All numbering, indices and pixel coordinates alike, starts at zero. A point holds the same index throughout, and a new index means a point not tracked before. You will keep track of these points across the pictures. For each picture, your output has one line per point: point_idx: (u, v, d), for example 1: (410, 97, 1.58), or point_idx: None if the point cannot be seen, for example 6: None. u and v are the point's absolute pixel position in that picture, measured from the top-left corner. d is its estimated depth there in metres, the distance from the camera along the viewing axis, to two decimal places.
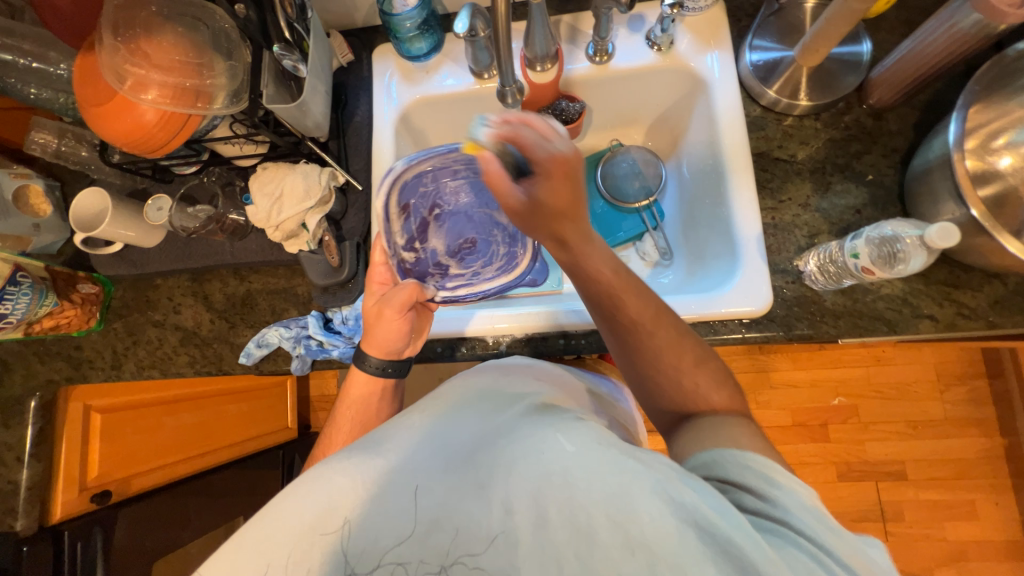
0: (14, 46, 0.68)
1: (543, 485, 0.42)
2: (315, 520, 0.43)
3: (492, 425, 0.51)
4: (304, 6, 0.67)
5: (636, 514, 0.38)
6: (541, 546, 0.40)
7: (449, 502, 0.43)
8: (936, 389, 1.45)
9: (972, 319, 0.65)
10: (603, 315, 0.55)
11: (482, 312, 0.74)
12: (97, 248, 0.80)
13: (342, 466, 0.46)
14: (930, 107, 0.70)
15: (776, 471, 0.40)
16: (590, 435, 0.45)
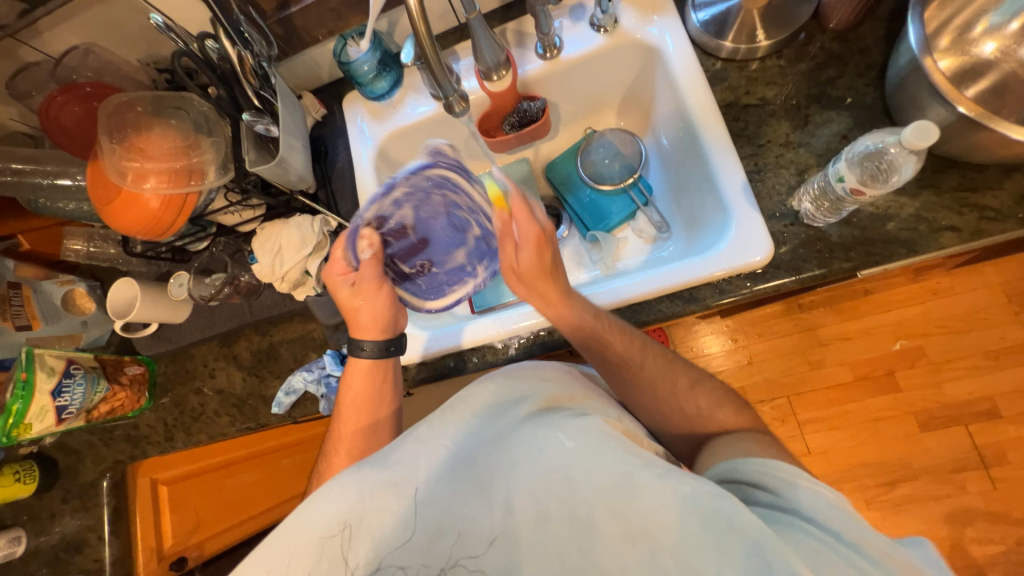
0: (38, 168, 0.77)
1: (547, 482, 0.44)
2: (325, 529, 0.44)
3: (492, 426, 0.51)
4: (269, 73, 0.71)
5: (638, 502, 0.41)
6: (543, 542, 0.42)
7: (451, 506, 0.44)
8: (1010, 311, 1.31)
9: (999, 220, 0.59)
10: (601, 343, 0.63)
11: (482, 320, 0.75)
12: (136, 330, 0.87)
13: (348, 479, 0.46)
14: (895, 17, 0.67)
15: (796, 477, 0.45)
16: (590, 431, 0.48)
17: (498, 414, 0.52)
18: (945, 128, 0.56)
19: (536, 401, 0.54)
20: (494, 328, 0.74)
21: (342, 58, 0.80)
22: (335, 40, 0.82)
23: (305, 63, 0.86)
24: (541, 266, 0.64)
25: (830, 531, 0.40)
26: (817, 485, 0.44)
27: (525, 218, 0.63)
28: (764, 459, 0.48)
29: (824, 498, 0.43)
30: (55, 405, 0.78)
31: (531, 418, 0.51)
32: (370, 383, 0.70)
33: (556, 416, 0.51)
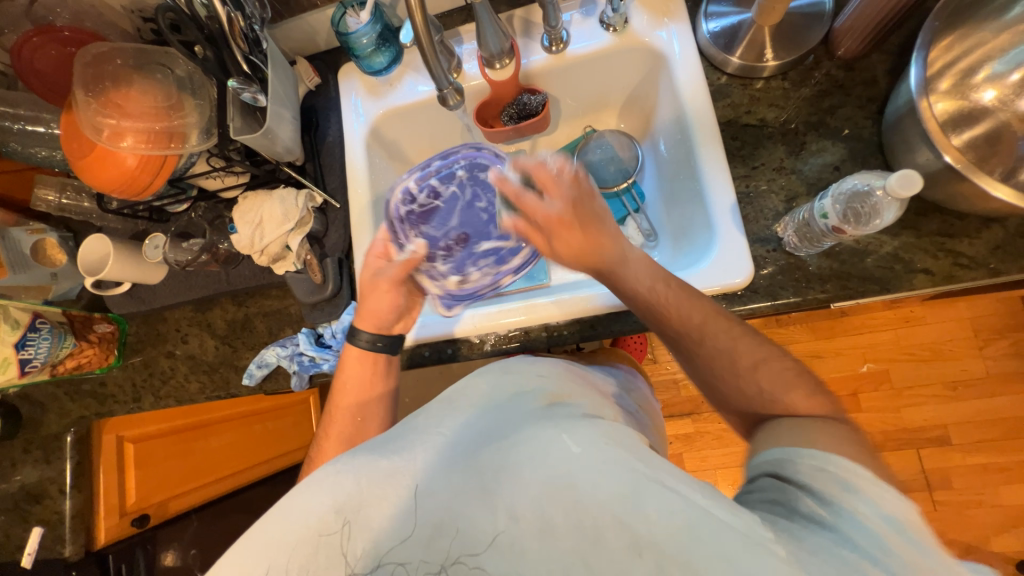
0: (10, 113, 0.74)
1: (551, 486, 0.43)
2: (320, 522, 0.45)
3: (495, 424, 0.52)
4: (260, 38, 0.68)
5: (643, 511, 0.40)
6: (545, 546, 0.41)
7: (449, 501, 0.45)
8: (975, 344, 1.36)
9: (971, 268, 0.61)
10: (656, 323, 0.61)
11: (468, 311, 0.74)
12: (108, 289, 0.85)
13: (346, 469, 0.48)
14: (903, 51, 0.67)
15: (855, 479, 0.41)
16: (594, 433, 0.47)
17: (503, 412, 0.53)
18: (933, 173, 0.56)
19: (541, 401, 0.54)
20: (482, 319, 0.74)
21: (340, 28, 0.76)
22: (334, 7, 0.78)
23: (301, 28, 0.82)
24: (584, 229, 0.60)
25: (876, 544, 0.38)
26: (882, 489, 0.41)
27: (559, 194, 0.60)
28: (825, 454, 0.44)
29: (884, 509, 0.39)
30: (18, 358, 0.78)
31: (536, 418, 0.51)
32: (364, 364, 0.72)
33: (563, 416, 0.50)
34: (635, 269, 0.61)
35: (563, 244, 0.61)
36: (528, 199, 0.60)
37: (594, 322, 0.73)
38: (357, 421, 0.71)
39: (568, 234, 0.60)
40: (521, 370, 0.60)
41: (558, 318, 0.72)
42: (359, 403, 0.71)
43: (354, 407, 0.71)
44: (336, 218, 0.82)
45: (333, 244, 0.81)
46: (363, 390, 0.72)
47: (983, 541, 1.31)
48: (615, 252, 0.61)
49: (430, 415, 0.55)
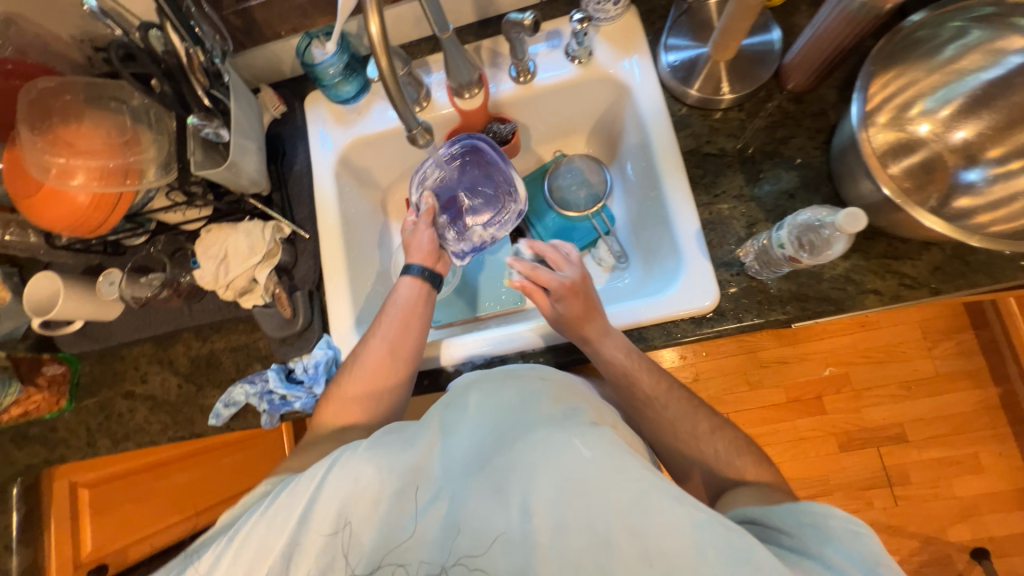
0: None
1: (560, 489, 0.45)
2: (321, 520, 0.49)
3: (507, 427, 0.52)
4: (221, 71, 0.67)
5: (652, 522, 0.42)
6: (559, 550, 0.44)
7: (459, 504, 0.48)
8: (924, 345, 1.44)
9: (915, 287, 0.65)
10: (622, 393, 0.67)
11: (466, 337, 0.75)
12: (58, 328, 0.80)
13: (358, 465, 0.51)
14: (846, 85, 0.72)
15: (832, 523, 0.45)
16: (602, 438, 0.47)
17: (516, 411, 0.53)
18: (874, 203, 0.60)
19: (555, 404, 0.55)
20: (477, 342, 0.74)
21: (306, 58, 0.76)
22: (299, 37, 0.78)
23: (265, 56, 0.81)
24: (582, 301, 0.67)
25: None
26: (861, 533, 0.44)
27: (549, 277, 0.68)
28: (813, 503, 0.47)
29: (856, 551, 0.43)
30: None
31: (547, 420, 0.50)
32: (418, 291, 0.74)
33: (569, 418, 0.51)
34: (612, 345, 0.66)
35: (566, 313, 0.67)
36: (543, 273, 0.69)
37: (569, 349, 0.74)
38: (403, 330, 0.71)
39: (576, 303, 0.67)
40: (522, 376, 0.58)
41: (535, 347, 0.73)
42: (408, 311, 0.72)
43: (406, 315, 0.72)
44: (305, 248, 0.80)
45: (302, 275, 0.79)
46: (412, 301, 0.73)
47: (941, 531, 1.38)
48: (595, 330, 0.66)
49: (445, 414, 0.56)
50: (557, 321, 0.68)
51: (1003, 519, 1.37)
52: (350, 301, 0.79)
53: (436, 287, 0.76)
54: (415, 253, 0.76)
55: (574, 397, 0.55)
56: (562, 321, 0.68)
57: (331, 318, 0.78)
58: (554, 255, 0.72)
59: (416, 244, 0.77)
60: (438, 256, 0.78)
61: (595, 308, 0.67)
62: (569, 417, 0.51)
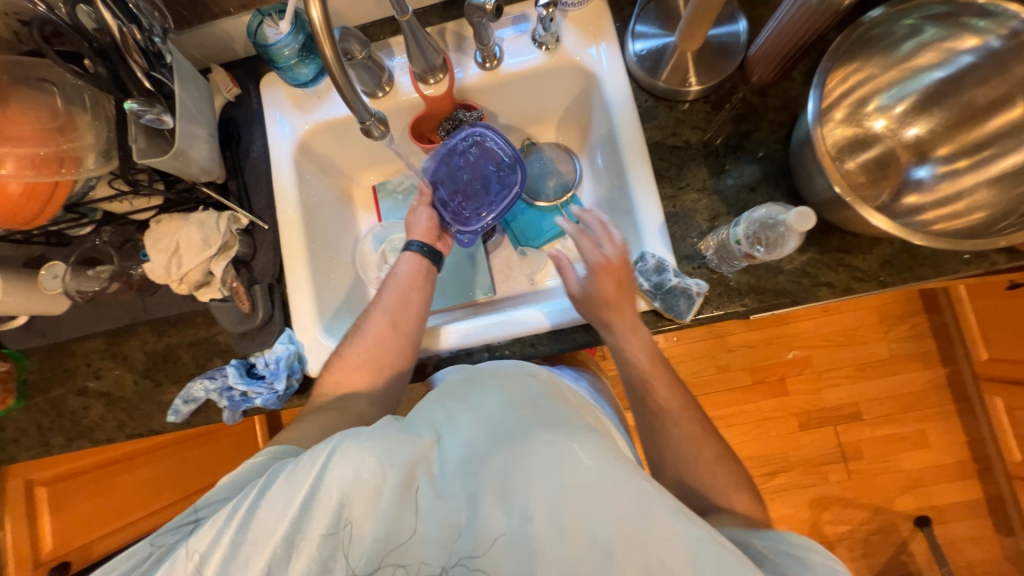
0: None
1: (561, 495, 0.45)
2: (325, 516, 0.49)
3: (511, 424, 0.52)
4: (162, 51, 0.63)
5: (654, 533, 0.42)
6: (553, 557, 0.43)
7: (462, 501, 0.48)
8: (881, 329, 1.51)
9: (866, 281, 0.67)
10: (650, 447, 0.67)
11: (459, 325, 0.74)
12: (0, 323, 0.78)
13: (359, 453, 0.50)
14: (808, 78, 0.72)
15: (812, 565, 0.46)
16: (603, 448, 0.48)
17: (521, 410, 0.53)
18: (827, 200, 0.61)
19: (562, 408, 0.55)
20: (466, 328, 0.74)
21: (258, 38, 0.71)
22: (250, 15, 0.73)
23: (214, 35, 0.76)
24: (619, 287, 0.65)
25: None
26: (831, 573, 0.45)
27: (591, 248, 0.67)
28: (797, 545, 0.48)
29: None
30: None
31: (548, 422, 0.51)
32: (415, 263, 0.74)
33: (571, 422, 0.52)
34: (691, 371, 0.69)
35: (601, 288, 0.65)
36: (587, 241, 0.68)
37: (534, 342, 0.74)
38: (403, 303, 0.71)
39: (614, 281, 0.65)
40: (522, 376, 0.60)
41: (502, 339, 0.73)
42: (406, 287, 0.73)
43: (405, 290, 0.73)
44: (264, 239, 0.78)
45: (262, 268, 0.77)
46: (412, 276, 0.74)
47: (889, 502, 1.47)
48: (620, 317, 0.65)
49: (452, 408, 0.57)
50: (584, 299, 0.67)
51: (944, 490, 1.47)
52: (313, 294, 0.77)
53: (436, 264, 0.76)
54: (418, 232, 0.77)
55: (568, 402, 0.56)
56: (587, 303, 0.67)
57: (293, 312, 0.77)
58: (600, 227, 0.69)
59: (415, 223, 0.78)
60: (438, 234, 0.79)
61: (630, 298, 0.66)
62: (574, 422, 0.51)
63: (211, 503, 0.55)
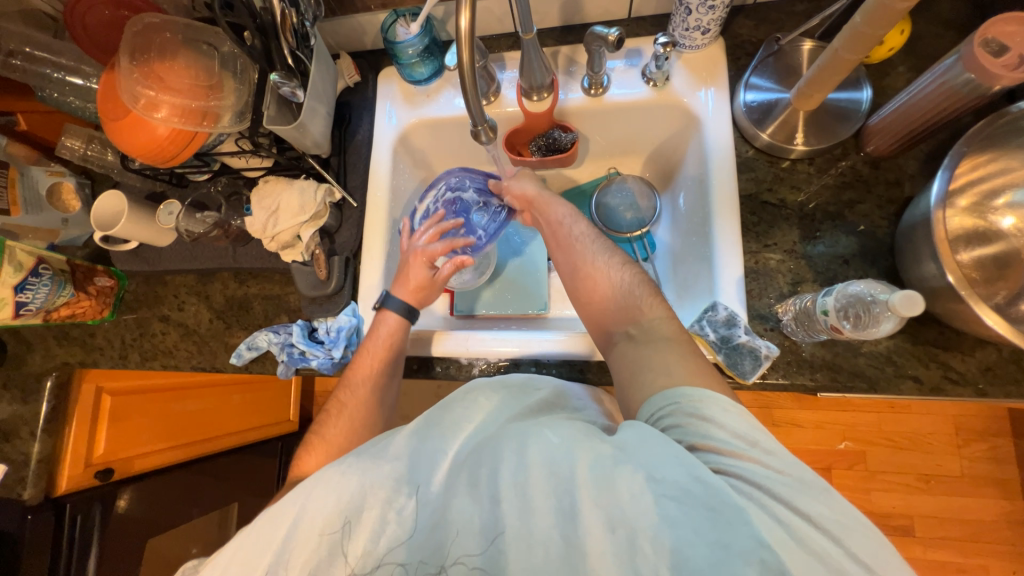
0: (74, 68, 0.78)
1: (530, 474, 0.48)
2: (324, 522, 0.50)
3: (483, 433, 0.55)
4: (308, 34, 0.70)
5: (615, 493, 0.44)
6: (528, 531, 0.46)
7: (442, 503, 0.50)
8: (954, 442, 1.36)
9: (960, 384, 0.61)
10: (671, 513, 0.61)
11: (488, 334, 0.76)
12: (115, 245, 0.85)
13: (348, 464, 0.53)
14: (929, 159, 0.68)
15: (707, 410, 0.48)
16: (572, 428, 0.51)
17: (490, 420, 0.56)
18: (935, 289, 0.57)
19: (531, 404, 0.57)
20: (497, 339, 0.75)
21: (389, 34, 0.77)
22: (387, 13, 0.80)
23: (351, 26, 0.84)
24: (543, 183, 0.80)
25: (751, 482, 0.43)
26: (732, 415, 0.47)
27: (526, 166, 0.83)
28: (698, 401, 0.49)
29: (736, 429, 0.46)
30: (16, 301, 0.76)
31: (517, 421, 0.54)
32: (397, 329, 0.73)
33: (539, 418, 0.55)
34: None
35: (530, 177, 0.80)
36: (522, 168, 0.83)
37: (583, 367, 0.73)
38: (387, 376, 0.72)
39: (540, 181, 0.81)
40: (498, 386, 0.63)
41: (551, 358, 0.73)
42: (387, 355, 0.72)
43: (386, 358, 0.72)
44: (351, 216, 0.83)
45: (343, 241, 0.82)
46: (393, 346, 0.73)
47: None
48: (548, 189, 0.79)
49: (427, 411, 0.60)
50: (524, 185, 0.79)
51: None
52: (383, 275, 0.81)
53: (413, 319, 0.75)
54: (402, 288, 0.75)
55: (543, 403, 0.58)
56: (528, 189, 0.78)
57: (362, 288, 0.81)
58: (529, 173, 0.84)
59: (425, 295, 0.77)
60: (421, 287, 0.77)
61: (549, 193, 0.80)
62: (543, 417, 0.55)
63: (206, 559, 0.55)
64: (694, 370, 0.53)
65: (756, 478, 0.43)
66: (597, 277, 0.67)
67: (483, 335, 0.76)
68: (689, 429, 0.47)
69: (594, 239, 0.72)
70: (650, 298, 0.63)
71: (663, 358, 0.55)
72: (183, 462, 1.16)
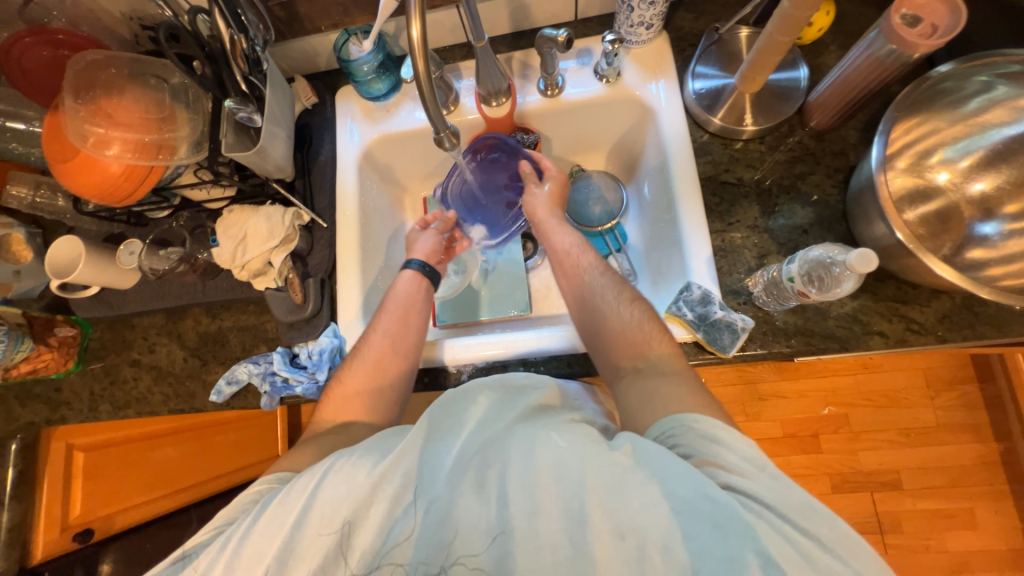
0: (15, 114, 0.75)
1: (541, 483, 0.47)
2: (322, 521, 0.49)
3: (490, 432, 0.54)
4: (260, 58, 0.69)
5: (625, 499, 0.45)
6: (535, 543, 0.46)
7: (445, 499, 0.50)
8: (926, 394, 1.43)
9: (921, 334, 0.65)
10: None
11: (472, 340, 0.76)
12: (75, 292, 0.82)
13: (354, 463, 0.52)
14: (868, 127, 0.72)
15: (720, 431, 0.49)
16: (583, 432, 0.50)
17: (496, 419, 0.55)
18: (887, 247, 0.60)
19: (538, 404, 0.56)
20: (482, 346, 0.75)
21: (342, 54, 0.78)
22: (338, 33, 0.80)
23: (303, 48, 0.84)
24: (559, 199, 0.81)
25: (765, 503, 0.44)
26: (743, 439, 0.49)
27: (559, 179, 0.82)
28: (713, 423, 0.51)
29: (747, 451, 0.48)
30: None
31: (525, 421, 0.53)
32: (415, 283, 0.78)
33: (547, 416, 0.54)
34: None
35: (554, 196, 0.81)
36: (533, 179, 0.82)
37: (571, 361, 0.74)
38: (403, 326, 0.72)
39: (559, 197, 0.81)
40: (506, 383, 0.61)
41: (538, 354, 0.74)
42: (406, 305, 0.75)
43: (402, 308, 0.74)
44: (321, 237, 0.82)
45: (316, 263, 0.81)
46: (410, 294, 0.76)
47: None
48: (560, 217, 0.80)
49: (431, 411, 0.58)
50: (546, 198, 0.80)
51: None
52: (360, 292, 0.81)
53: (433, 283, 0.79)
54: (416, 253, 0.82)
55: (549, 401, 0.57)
56: (543, 205, 0.79)
57: (341, 308, 0.80)
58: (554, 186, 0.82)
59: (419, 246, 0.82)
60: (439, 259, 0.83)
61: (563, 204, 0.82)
62: (551, 416, 0.54)
63: (210, 530, 0.54)
64: (704, 403, 0.55)
65: (761, 495, 0.44)
66: (604, 313, 0.68)
67: (467, 342, 0.76)
68: (700, 448, 0.49)
69: (601, 271, 0.73)
70: (657, 334, 0.65)
71: (675, 389, 0.57)
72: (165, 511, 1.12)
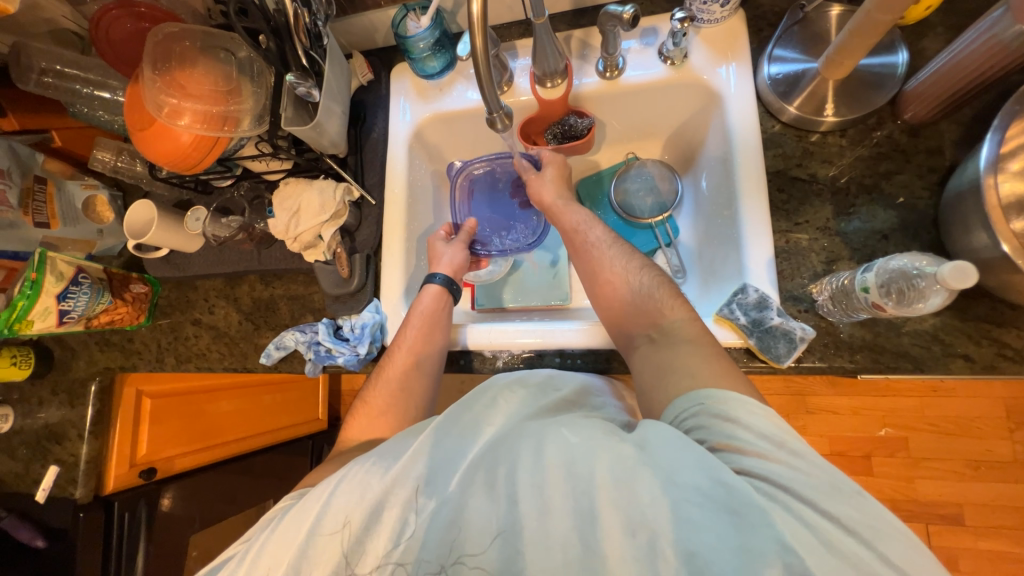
0: (102, 82, 0.81)
1: (550, 479, 0.47)
2: (340, 520, 0.50)
3: (499, 433, 0.53)
4: (321, 34, 0.70)
5: (636, 496, 0.44)
6: (546, 540, 0.45)
7: (455, 500, 0.49)
8: (1005, 426, 1.28)
9: (1016, 361, 0.57)
10: None
11: (507, 325, 0.75)
12: (146, 252, 0.88)
13: (366, 467, 0.53)
14: (975, 122, 0.64)
15: (735, 410, 0.47)
16: (592, 429, 0.49)
17: (507, 420, 0.55)
18: (987, 260, 0.53)
19: (549, 405, 0.56)
20: (517, 330, 0.74)
21: (400, 30, 0.77)
22: (397, 8, 0.79)
23: (362, 24, 0.84)
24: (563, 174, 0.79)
25: (784, 485, 0.41)
26: (760, 416, 0.46)
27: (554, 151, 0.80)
28: (727, 400, 0.48)
29: (765, 428, 0.45)
30: (58, 310, 0.80)
31: (535, 420, 0.53)
32: (438, 297, 0.76)
33: (559, 415, 0.53)
34: None
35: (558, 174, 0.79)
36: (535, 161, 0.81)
37: (609, 356, 0.72)
38: (425, 340, 0.72)
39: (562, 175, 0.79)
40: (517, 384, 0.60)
41: (575, 346, 0.72)
42: (430, 321, 0.73)
43: (425, 323, 0.73)
44: (370, 214, 0.83)
45: (363, 240, 0.83)
46: (433, 310, 0.75)
47: None
48: (567, 195, 0.78)
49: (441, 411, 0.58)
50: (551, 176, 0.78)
51: None
52: (404, 271, 0.82)
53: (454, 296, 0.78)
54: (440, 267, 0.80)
55: (563, 402, 0.56)
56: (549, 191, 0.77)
57: (385, 285, 0.82)
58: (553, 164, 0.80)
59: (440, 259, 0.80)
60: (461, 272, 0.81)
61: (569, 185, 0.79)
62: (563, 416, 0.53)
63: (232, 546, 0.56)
64: (720, 371, 0.52)
65: (782, 479, 0.41)
66: (615, 283, 0.67)
67: (502, 325, 0.75)
68: (713, 431, 0.47)
69: (610, 243, 0.71)
70: (669, 300, 0.63)
71: (687, 361, 0.55)
72: (216, 462, 1.19)
